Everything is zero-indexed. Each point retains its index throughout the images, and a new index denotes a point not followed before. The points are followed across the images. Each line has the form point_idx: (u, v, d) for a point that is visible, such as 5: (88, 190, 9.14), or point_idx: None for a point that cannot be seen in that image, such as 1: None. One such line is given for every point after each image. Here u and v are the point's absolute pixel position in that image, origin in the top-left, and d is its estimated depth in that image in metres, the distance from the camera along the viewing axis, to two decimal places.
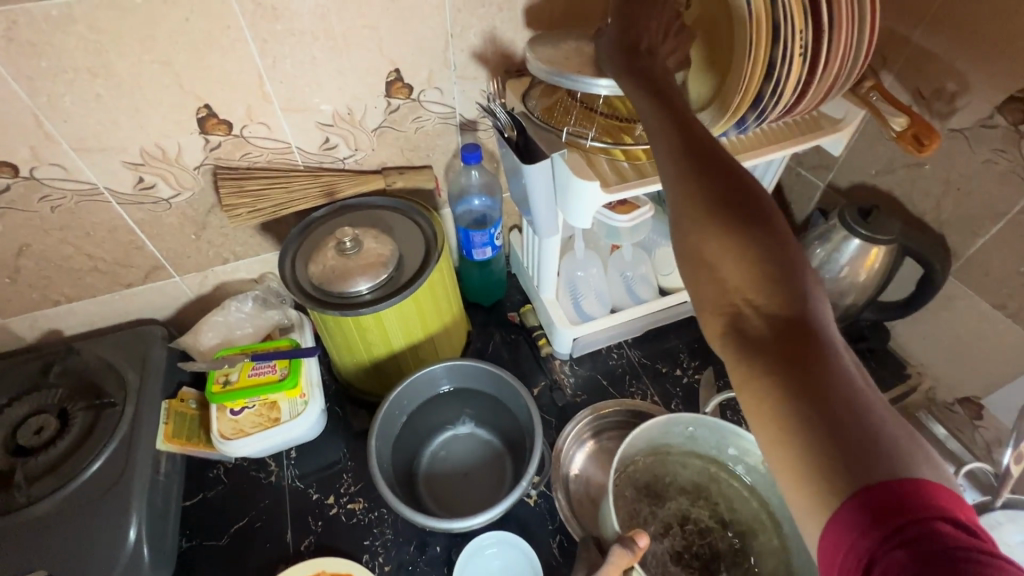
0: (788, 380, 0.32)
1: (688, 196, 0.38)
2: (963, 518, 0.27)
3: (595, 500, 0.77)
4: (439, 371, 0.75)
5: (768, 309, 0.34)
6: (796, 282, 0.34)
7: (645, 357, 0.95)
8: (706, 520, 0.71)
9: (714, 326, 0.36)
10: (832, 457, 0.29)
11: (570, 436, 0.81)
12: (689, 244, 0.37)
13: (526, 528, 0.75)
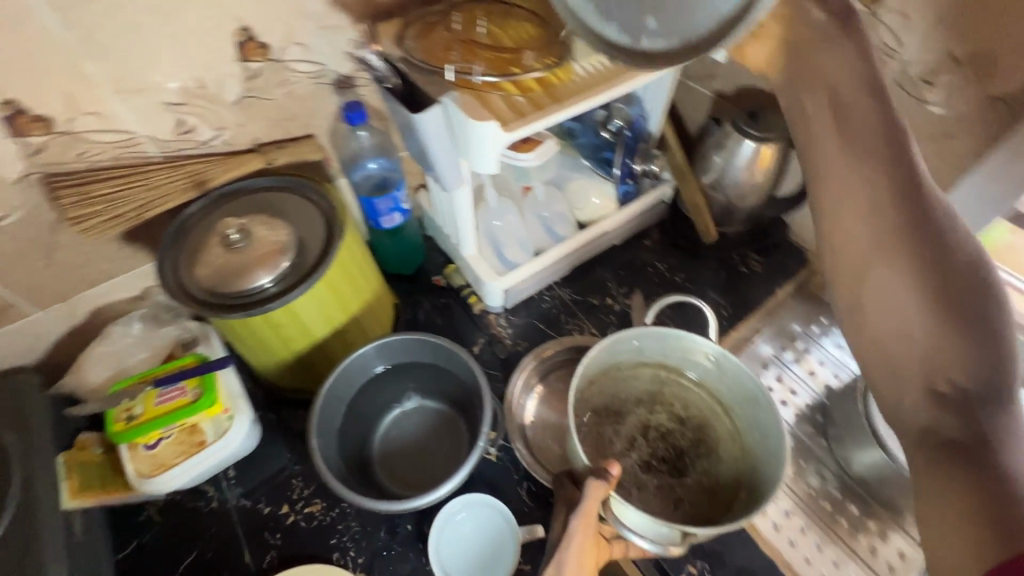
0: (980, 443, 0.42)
1: (908, 267, 0.46)
2: None
3: (554, 440, 0.78)
4: (369, 353, 0.71)
5: (962, 388, 0.44)
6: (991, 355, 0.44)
7: (576, 294, 0.95)
8: (664, 422, 0.76)
9: (919, 403, 0.46)
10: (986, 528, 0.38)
11: (518, 386, 0.81)
12: (897, 334, 0.47)
13: (492, 484, 0.75)
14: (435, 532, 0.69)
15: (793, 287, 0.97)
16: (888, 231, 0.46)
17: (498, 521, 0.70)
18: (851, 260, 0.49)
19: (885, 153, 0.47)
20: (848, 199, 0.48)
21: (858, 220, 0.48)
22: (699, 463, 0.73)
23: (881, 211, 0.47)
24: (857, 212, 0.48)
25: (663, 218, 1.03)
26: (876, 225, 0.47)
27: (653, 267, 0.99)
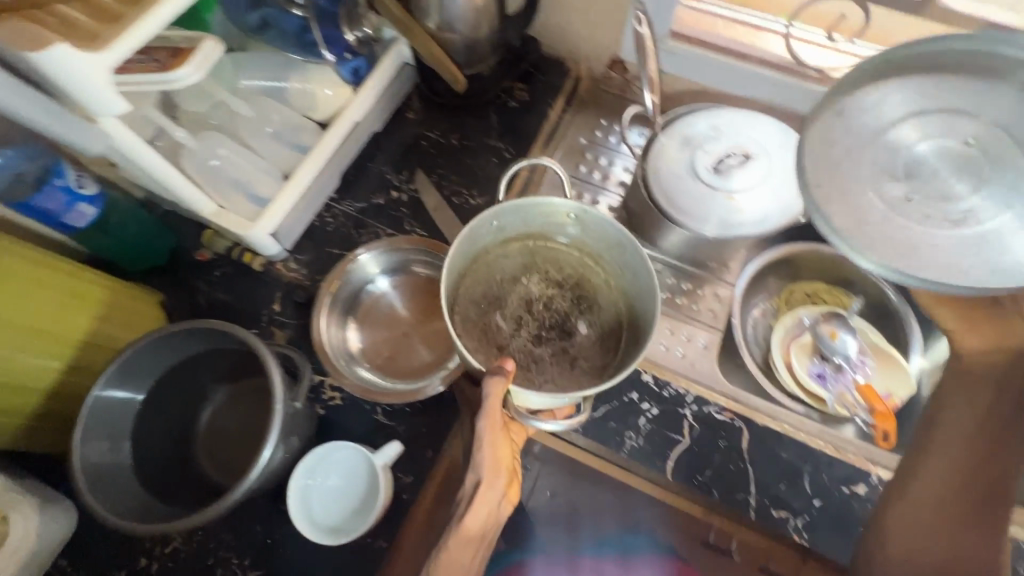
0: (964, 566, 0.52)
1: (953, 476, 0.56)
2: None
3: (390, 354, 0.75)
4: (115, 381, 0.60)
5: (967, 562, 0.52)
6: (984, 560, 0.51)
7: (359, 201, 0.87)
8: (547, 292, 0.70)
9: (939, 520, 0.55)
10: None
11: (326, 326, 0.73)
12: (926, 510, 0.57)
13: (347, 424, 0.71)
14: (296, 510, 0.62)
15: (563, 101, 0.96)
16: (942, 537, 0.55)
17: (357, 456, 0.65)
18: (929, 452, 0.59)
19: (960, 406, 0.59)
20: (943, 424, 0.59)
21: (952, 447, 0.57)
22: (585, 320, 0.69)
23: (958, 470, 0.56)
24: (952, 450, 0.57)
25: (416, 84, 0.95)
26: (956, 461, 0.56)
27: (427, 139, 0.91)
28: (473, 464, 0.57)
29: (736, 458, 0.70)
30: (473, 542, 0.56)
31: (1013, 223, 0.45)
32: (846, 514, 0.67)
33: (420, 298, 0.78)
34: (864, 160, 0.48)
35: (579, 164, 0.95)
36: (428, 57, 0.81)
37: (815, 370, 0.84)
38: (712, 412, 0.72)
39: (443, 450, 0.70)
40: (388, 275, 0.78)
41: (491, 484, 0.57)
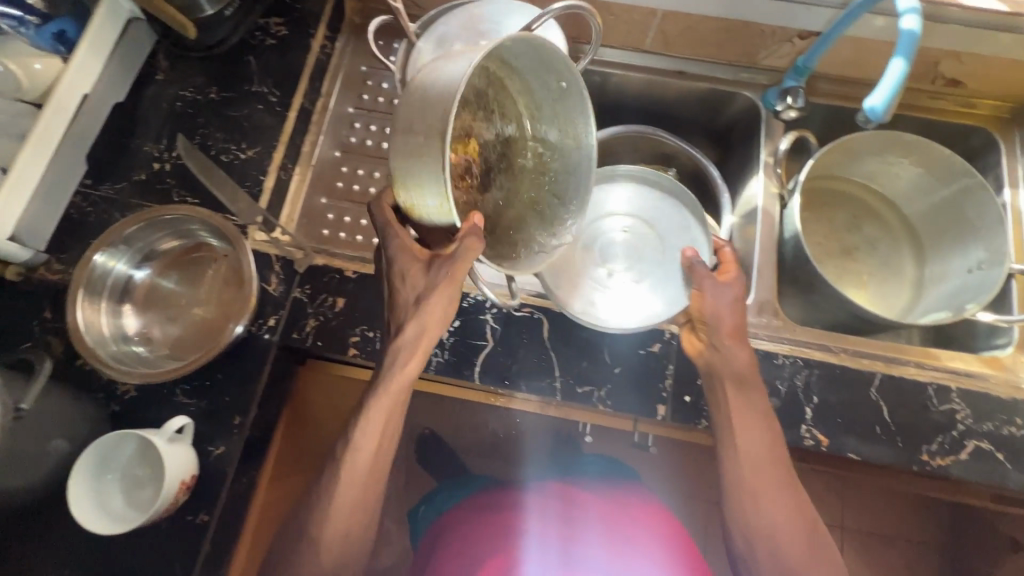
0: (798, 519, 0.60)
1: (765, 433, 0.62)
2: None
3: (177, 337, 0.71)
4: None
5: (798, 513, 0.61)
6: (813, 517, 0.61)
7: (118, 182, 0.79)
8: (484, 131, 0.62)
9: (774, 477, 0.61)
10: (797, 544, 0.60)
11: (100, 318, 0.68)
12: (758, 470, 0.61)
13: (145, 414, 0.68)
14: (86, 511, 0.60)
15: (327, 28, 0.89)
16: (789, 497, 0.61)
17: (143, 441, 0.63)
18: (734, 414, 0.63)
19: (746, 375, 0.64)
20: (741, 395, 0.64)
21: (751, 409, 0.63)
22: (502, 181, 0.65)
23: (761, 428, 0.62)
24: (751, 406, 0.63)
25: (156, 39, 0.85)
26: (760, 420, 0.63)
27: (182, 99, 0.83)
28: (412, 314, 0.59)
29: (539, 348, 0.73)
30: (406, 388, 0.61)
31: (609, 278, 0.76)
32: (643, 373, 0.72)
33: (182, 274, 0.74)
34: (574, 260, 0.77)
35: (361, 93, 0.89)
36: (156, 10, 0.74)
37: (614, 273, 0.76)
38: (511, 311, 0.75)
39: (251, 412, 0.70)
40: (138, 261, 0.72)
41: (420, 339, 0.60)
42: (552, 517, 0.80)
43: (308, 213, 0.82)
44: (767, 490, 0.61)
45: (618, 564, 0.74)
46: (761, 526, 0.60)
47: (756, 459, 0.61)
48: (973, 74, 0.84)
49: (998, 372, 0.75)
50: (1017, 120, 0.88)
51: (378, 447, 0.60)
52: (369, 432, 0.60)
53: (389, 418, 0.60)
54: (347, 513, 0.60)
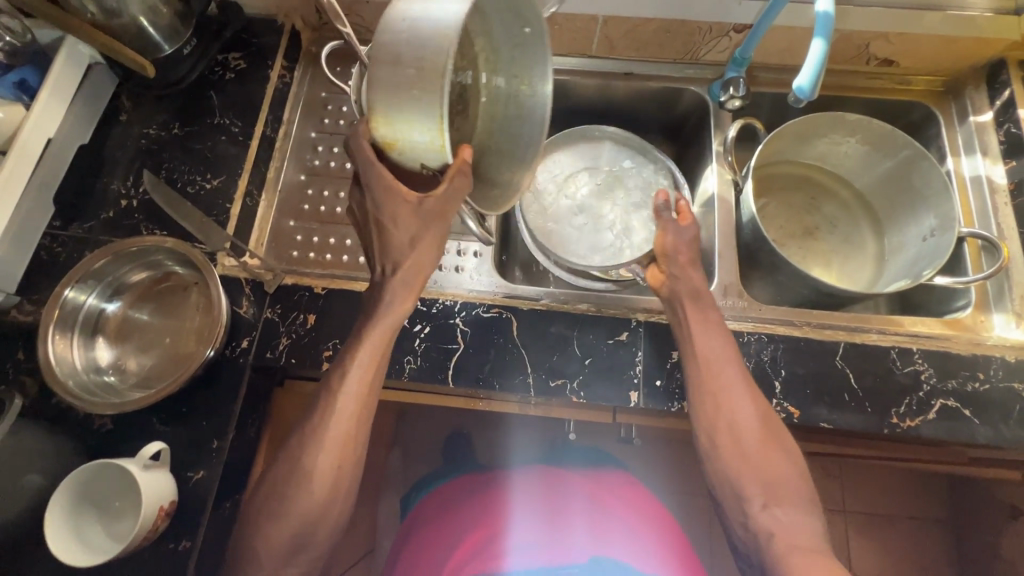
0: (761, 412, 0.65)
1: (718, 338, 0.68)
2: (772, 493, 0.62)
3: (150, 366, 0.72)
4: None
5: (757, 408, 0.65)
6: (772, 416, 0.66)
7: (86, 222, 0.80)
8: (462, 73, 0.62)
9: (731, 377, 0.66)
10: (758, 435, 0.64)
11: (73, 350, 0.69)
12: (716, 371, 0.66)
13: (121, 447, 0.69)
14: (62, 546, 0.59)
15: (284, 58, 0.91)
16: (746, 395, 0.65)
17: (121, 473, 0.63)
18: (690, 321, 0.68)
19: (702, 290, 0.69)
20: (699, 307, 0.69)
21: (705, 317, 0.68)
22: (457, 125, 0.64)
23: (716, 334, 0.68)
24: (706, 316, 0.69)
25: (118, 83, 0.87)
26: (712, 326, 0.68)
27: (146, 136, 0.85)
28: (393, 260, 0.64)
29: (510, 345, 0.75)
30: (382, 349, 0.65)
31: (580, 234, 0.88)
32: (613, 362, 0.74)
33: (152, 305, 0.75)
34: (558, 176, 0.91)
35: (322, 117, 0.91)
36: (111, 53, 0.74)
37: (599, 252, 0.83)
38: (480, 313, 0.76)
39: (228, 434, 0.71)
40: (107, 295, 0.74)
41: (413, 277, 0.65)
42: (529, 494, 0.83)
43: (277, 236, 0.84)
44: (724, 390, 0.65)
45: (598, 542, 0.76)
46: (723, 416, 0.65)
47: (712, 361, 0.67)
48: (903, 53, 0.88)
49: (959, 332, 0.78)
50: (951, 92, 0.92)
51: (355, 406, 0.64)
52: (347, 391, 0.63)
53: (370, 363, 0.64)
54: (328, 472, 0.62)
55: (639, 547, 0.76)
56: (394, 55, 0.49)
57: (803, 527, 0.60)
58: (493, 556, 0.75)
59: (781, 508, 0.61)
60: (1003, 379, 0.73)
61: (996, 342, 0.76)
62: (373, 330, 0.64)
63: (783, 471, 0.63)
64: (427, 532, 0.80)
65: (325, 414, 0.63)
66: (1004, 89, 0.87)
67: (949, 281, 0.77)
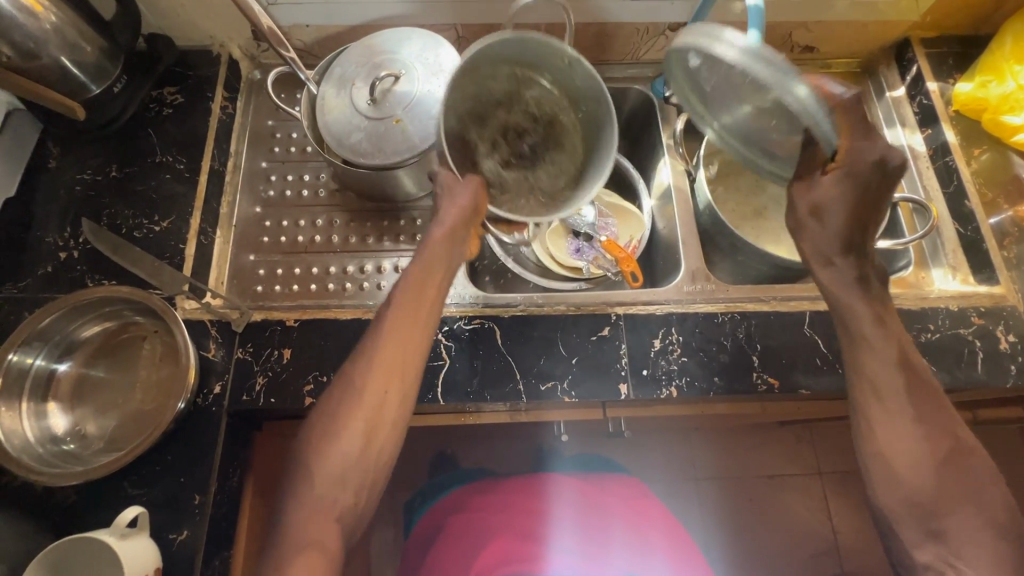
0: (938, 443, 0.62)
1: (896, 360, 0.64)
2: (953, 548, 0.59)
3: (113, 428, 0.67)
4: None
5: (938, 443, 0.62)
6: (955, 453, 0.62)
7: (21, 280, 0.74)
8: (375, 94, 0.73)
9: (908, 398, 0.63)
10: (933, 468, 0.61)
11: (23, 421, 0.64)
12: (893, 392, 0.64)
13: (91, 518, 0.64)
14: None
15: (224, 89, 0.88)
16: (920, 422, 0.63)
17: (86, 555, 0.57)
18: (863, 339, 0.65)
19: (888, 321, 0.66)
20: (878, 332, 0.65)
21: (891, 344, 0.65)
22: (359, 130, 0.73)
23: (894, 356, 0.64)
24: (882, 341, 0.65)
25: (43, 129, 0.82)
26: (887, 346, 0.64)
27: (81, 183, 0.80)
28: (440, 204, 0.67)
29: (497, 355, 0.74)
30: (430, 302, 0.67)
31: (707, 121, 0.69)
32: (600, 358, 0.75)
33: (109, 360, 0.70)
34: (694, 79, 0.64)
35: (272, 146, 0.88)
36: (33, 96, 0.67)
37: (573, 247, 0.90)
38: (461, 326, 0.76)
39: (210, 489, 0.66)
40: (57, 355, 0.68)
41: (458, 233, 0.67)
42: (573, 508, 0.82)
43: (238, 273, 0.80)
44: (897, 415, 0.63)
45: (637, 558, 0.77)
46: (888, 441, 0.63)
47: (882, 375, 0.64)
48: (822, 38, 0.96)
49: (905, 289, 0.84)
50: (867, 71, 1.00)
51: (400, 359, 0.63)
52: (396, 334, 0.64)
53: (411, 311, 0.65)
54: (377, 414, 0.61)
55: (678, 561, 0.76)
56: (564, 88, 0.70)
57: None
58: (516, 560, 0.75)
59: (962, 564, 0.58)
60: (951, 327, 0.79)
61: (939, 294, 0.82)
62: (427, 259, 0.67)
63: (969, 526, 0.59)
64: (448, 541, 0.78)
65: (370, 359, 0.63)
66: (912, 65, 0.95)
67: (890, 244, 0.83)
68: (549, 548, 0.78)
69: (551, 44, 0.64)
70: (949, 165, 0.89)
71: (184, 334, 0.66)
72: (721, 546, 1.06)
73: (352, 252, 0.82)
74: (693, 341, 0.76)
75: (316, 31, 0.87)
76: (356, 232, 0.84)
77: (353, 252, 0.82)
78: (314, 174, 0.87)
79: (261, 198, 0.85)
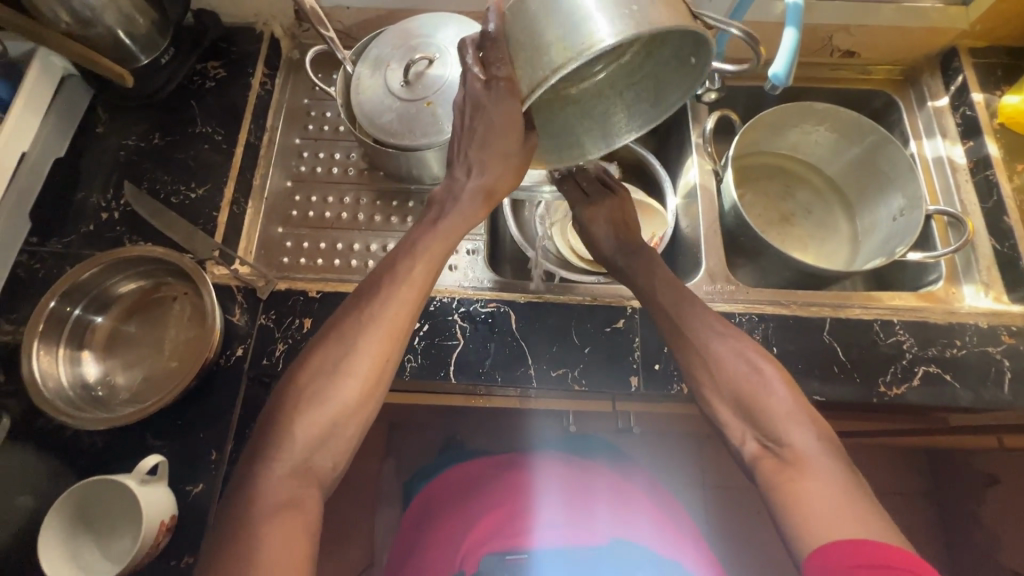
0: (741, 356, 0.64)
1: (688, 298, 0.70)
2: (777, 442, 0.58)
3: (140, 380, 0.70)
4: None
5: (739, 355, 0.64)
6: (759, 361, 0.63)
7: (65, 235, 0.78)
8: (406, 77, 0.75)
9: (706, 325, 0.67)
10: (744, 377, 0.62)
11: (58, 365, 0.67)
12: (688, 327, 0.68)
13: (115, 464, 0.67)
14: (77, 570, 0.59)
15: (265, 66, 0.91)
16: (719, 341, 0.66)
17: (116, 493, 0.61)
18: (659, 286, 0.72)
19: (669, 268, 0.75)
20: (670, 279, 0.73)
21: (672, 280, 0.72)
22: (391, 111, 0.74)
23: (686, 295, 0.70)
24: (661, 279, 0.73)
25: (95, 94, 0.86)
26: (673, 283, 0.72)
27: (126, 148, 0.83)
28: (478, 163, 0.62)
29: (510, 339, 0.75)
30: (437, 266, 0.63)
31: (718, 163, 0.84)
32: (611, 349, 0.75)
33: (141, 316, 0.74)
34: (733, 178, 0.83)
35: (306, 124, 0.91)
36: (87, 63, 0.72)
37: None
38: (478, 308, 0.77)
39: (227, 446, 0.69)
40: (93, 308, 0.72)
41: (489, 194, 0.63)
42: (548, 481, 0.83)
43: (266, 244, 0.83)
44: (707, 344, 0.66)
45: (621, 524, 0.78)
46: (698, 364, 0.65)
47: (681, 314, 0.69)
48: (864, 43, 0.93)
49: (933, 303, 0.82)
50: (909, 79, 0.98)
51: (402, 325, 0.59)
52: (403, 295, 0.60)
53: (420, 280, 0.61)
54: (368, 387, 0.57)
55: (666, 527, 0.77)
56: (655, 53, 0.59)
57: (819, 475, 0.54)
58: (507, 538, 0.77)
59: (790, 453, 0.56)
60: (978, 345, 0.77)
61: (968, 310, 0.80)
62: (447, 224, 0.63)
63: (784, 416, 0.59)
64: (438, 529, 0.80)
65: (372, 326, 0.58)
66: (958, 75, 0.92)
67: (921, 256, 0.80)
68: (532, 524, 0.78)
69: (698, 62, 0.54)
70: (989, 180, 0.86)
71: (214, 293, 0.68)
72: (720, 551, 1.06)
73: (377, 230, 0.84)
74: None
75: (356, 14, 0.90)
76: (382, 212, 0.86)
77: (379, 230, 0.84)
78: (345, 154, 0.89)
79: (293, 174, 0.88)
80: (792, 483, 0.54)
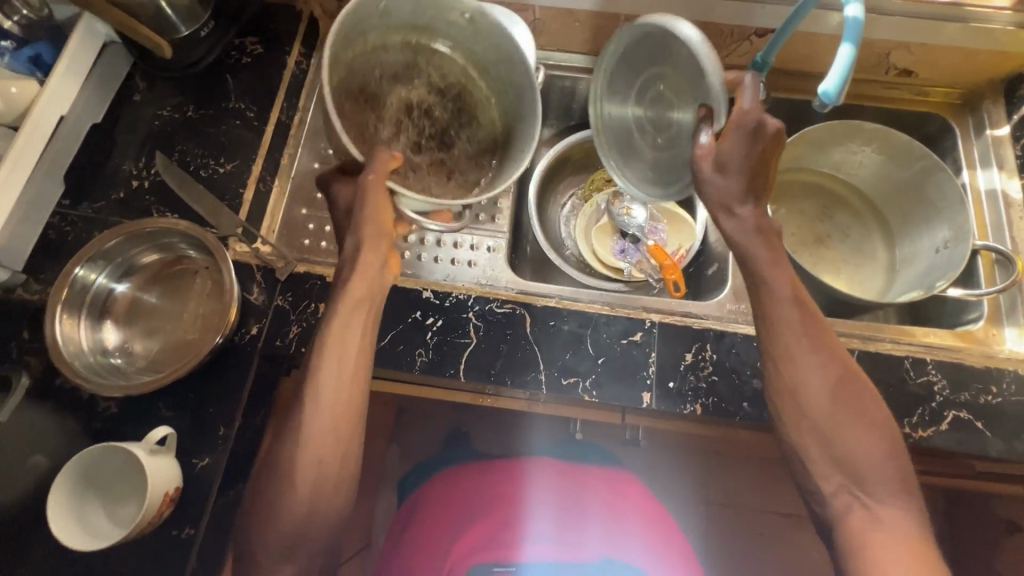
0: (843, 389, 0.61)
1: (808, 319, 0.62)
2: (866, 487, 0.58)
3: (156, 350, 0.71)
4: None
5: (840, 391, 0.60)
6: (859, 399, 0.61)
7: (96, 200, 0.79)
8: None
9: (817, 351, 0.61)
10: (844, 415, 0.60)
11: (80, 329, 0.69)
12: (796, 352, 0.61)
13: (126, 431, 0.68)
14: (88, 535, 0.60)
15: (302, 45, 0.90)
16: (825, 372, 0.61)
17: (120, 458, 0.63)
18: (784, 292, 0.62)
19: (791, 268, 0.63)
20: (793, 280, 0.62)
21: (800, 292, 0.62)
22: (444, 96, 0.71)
23: (807, 315, 0.62)
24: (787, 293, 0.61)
25: (134, 62, 0.87)
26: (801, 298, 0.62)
27: (161, 118, 0.84)
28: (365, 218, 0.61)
29: (523, 342, 0.74)
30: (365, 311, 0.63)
31: None
32: (626, 363, 0.73)
33: (162, 288, 0.74)
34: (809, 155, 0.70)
35: None
36: (130, 33, 0.73)
37: (618, 247, 0.90)
38: (493, 308, 0.76)
39: (235, 422, 0.70)
40: (116, 275, 0.73)
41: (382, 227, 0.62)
42: (551, 495, 0.83)
43: (288, 224, 0.83)
44: (811, 376, 0.61)
45: (616, 546, 0.79)
46: (803, 393, 0.60)
47: (793, 334, 0.61)
48: (923, 63, 0.88)
49: (970, 344, 0.78)
50: (968, 105, 0.92)
51: (343, 381, 0.62)
52: (331, 355, 0.61)
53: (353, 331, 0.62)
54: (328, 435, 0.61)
55: (658, 551, 0.78)
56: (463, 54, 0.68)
57: (899, 524, 0.56)
58: (492, 550, 0.80)
59: (877, 504, 0.57)
60: (1015, 393, 0.73)
61: (1007, 356, 0.76)
62: (358, 275, 0.62)
63: (874, 464, 0.58)
64: (429, 518, 0.80)
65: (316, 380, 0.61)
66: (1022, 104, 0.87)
67: (961, 293, 0.76)
68: (522, 537, 0.81)
69: (468, 12, 0.61)
70: None
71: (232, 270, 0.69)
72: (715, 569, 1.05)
73: None
74: (726, 361, 0.73)
75: None
76: None
77: None
78: None
79: (321, 157, 0.88)
80: (873, 534, 0.56)
